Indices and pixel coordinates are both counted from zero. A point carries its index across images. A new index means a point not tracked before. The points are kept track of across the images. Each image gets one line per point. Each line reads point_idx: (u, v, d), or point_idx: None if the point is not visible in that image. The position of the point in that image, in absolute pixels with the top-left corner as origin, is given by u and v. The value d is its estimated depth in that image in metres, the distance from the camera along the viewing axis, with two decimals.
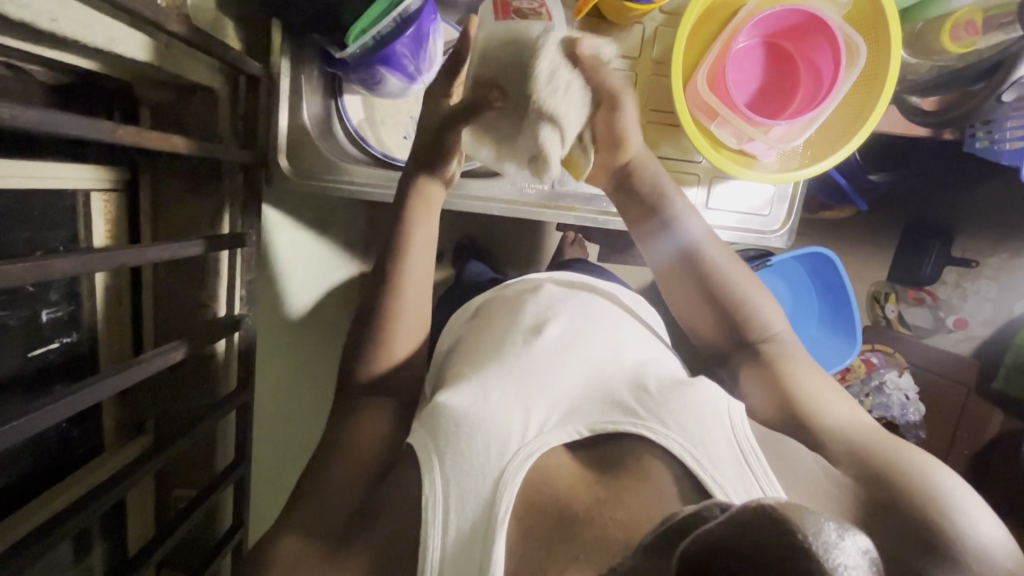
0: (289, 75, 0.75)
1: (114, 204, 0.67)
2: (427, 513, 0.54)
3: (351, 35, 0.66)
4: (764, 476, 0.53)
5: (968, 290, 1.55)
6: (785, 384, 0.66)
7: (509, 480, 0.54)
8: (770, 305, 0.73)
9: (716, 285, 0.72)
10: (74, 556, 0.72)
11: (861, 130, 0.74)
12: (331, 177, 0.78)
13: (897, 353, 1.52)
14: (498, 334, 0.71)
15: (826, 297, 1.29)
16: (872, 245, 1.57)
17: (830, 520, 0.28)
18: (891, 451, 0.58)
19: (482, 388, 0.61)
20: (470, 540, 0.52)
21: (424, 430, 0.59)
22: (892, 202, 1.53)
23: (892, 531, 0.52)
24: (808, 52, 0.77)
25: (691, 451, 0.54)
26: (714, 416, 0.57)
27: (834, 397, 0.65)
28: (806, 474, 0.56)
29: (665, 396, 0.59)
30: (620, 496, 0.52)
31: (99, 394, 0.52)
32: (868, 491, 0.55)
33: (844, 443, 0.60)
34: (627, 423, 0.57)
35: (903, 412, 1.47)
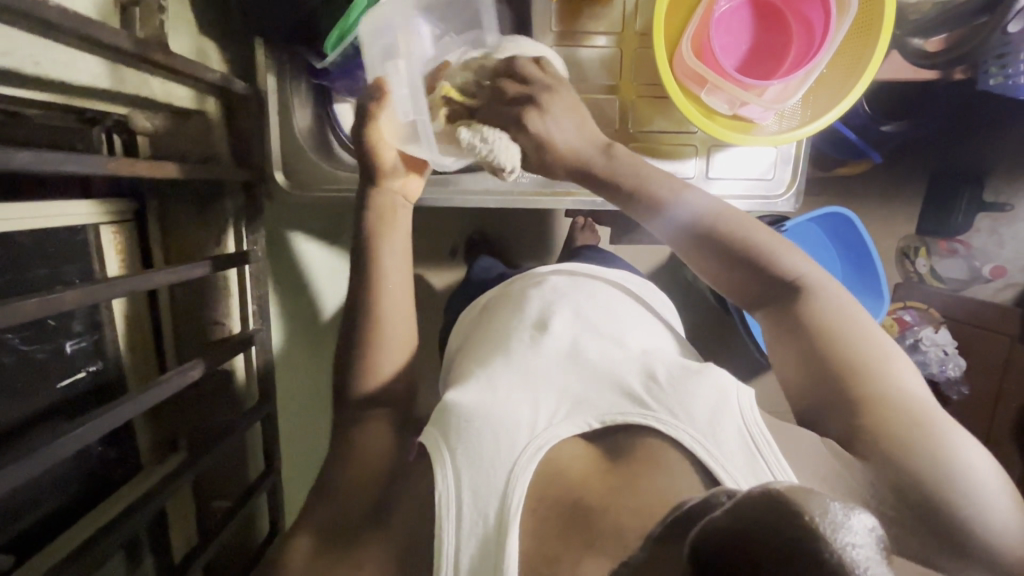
0: (276, 89, 0.75)
1: (124, 235, 0.70)
2: (441, 508, 0.55)
3: (328, 43, 0.67)
4: (776, 462, 0.52)
5: (1005, 234, 1.49)
6: (817, 350, 0.60)
7: (518, 475, 0.54)
8: (795, 256, 0.66)
9: (731, 245, 0.66)
10: (128, 566, 0.76)
11: (859, 82, 0.71)
12: (325, 187, 0.79)
13: (931, 309, 1.47)
14: (503, 331, 0.72)
15: (848, 257, 1.24)
16: (896, 200, 1.51)
17: (835, 502, 0.29)
18: (926, 429, 0.54)
19: (488, 386, 0.62)
20: (484, 541, 0.53)
21: (434, 429, 0.61)
22: (914, 152, 1.47)
23: (918, 514, 0.50)
24: (798, 6, 0.74)
25: (702, 440, 0.54)
26: (724, 402, 0.57)
27: (867, 356, 0.58)
28: (815, 453, 0.55)
29: (674, 385, 0.59)
30: (634, 484, 0.52)
31: (123, 415, 0.54)
32: (893, 472, 0.52)
33: (881, 413, 0.55)
34: (637, 415, 0.58)
35: (941, 368, 1.42)
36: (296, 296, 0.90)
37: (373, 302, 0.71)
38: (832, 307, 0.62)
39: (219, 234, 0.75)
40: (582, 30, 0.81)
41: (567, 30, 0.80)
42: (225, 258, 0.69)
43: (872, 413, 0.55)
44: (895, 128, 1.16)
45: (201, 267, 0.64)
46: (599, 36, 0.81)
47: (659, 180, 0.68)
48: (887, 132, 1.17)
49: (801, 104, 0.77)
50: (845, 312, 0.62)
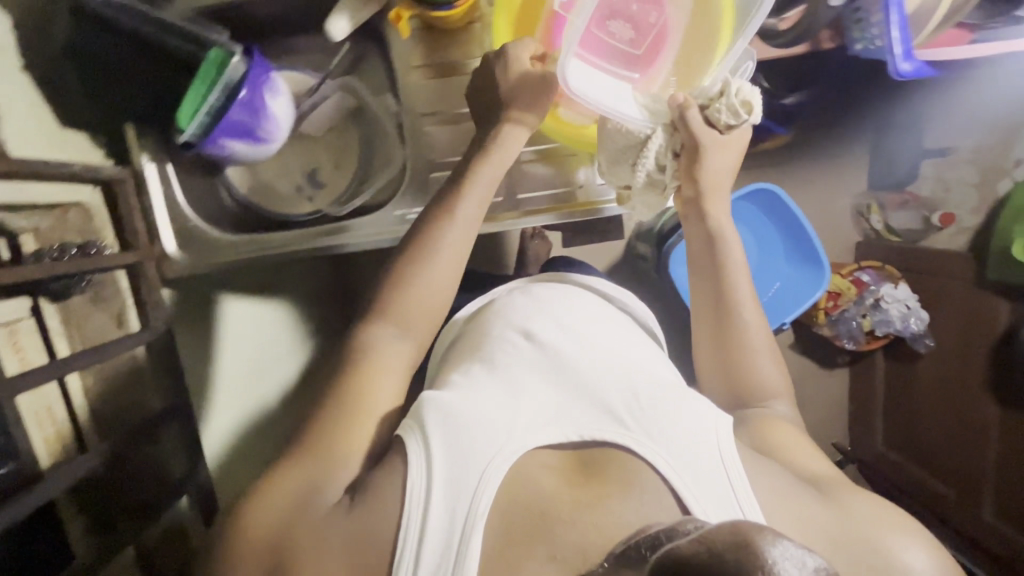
0: (155, 165, 0.76)
1: (21, 333, 0.70)
2: (409, 500, 0.56)
3: (183, 119, 0.66)
4: (746, 502, 0.56)
5: (951, 180, 1.47)
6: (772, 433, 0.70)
7: (494, 477, 0.56)
8: (771, 367, 0.77)
9: (732, 310, 0.77)
10: None
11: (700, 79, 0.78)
12: (220, 253, 0.78)
13: (888, 266, 1.46)
14: (486, 339, 0.74)
15: (786, 232, 1.23)
16: (838, 161, 1.49)
17: (790, 541, 0.37)
18: (857, 496, 0.62)
19: (472, 392, 0.64)
20: (445, 548, 0.54)
21: (413, 421, 0.62)
22: (847, 112, 1.46)
23: (858, 554, 0.56)
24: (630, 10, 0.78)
25: (676, 467, 0.57)
26: (705, 433, 0.60)
27: (815, 459, 0.69)
28: (778, 484, 0.60)
29: (655, 408, 0.62)
30: (605, 501, 0.55)
31: (51, 491, 0.63)
32: (836, 517, 0.58)
33: (815, 480, 0.64)
34: (615, 433, 0.60)
35: (905, 324, 1.40)
36: (247, 360, 0.92)
37: None
38: (788, 426, 0.72)
39: (119, 316, 0.77)
40: (456, 56, 0.80)
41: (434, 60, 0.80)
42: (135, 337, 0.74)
43: (840, 489, 0.63)
44: (795, 100, 1.15)
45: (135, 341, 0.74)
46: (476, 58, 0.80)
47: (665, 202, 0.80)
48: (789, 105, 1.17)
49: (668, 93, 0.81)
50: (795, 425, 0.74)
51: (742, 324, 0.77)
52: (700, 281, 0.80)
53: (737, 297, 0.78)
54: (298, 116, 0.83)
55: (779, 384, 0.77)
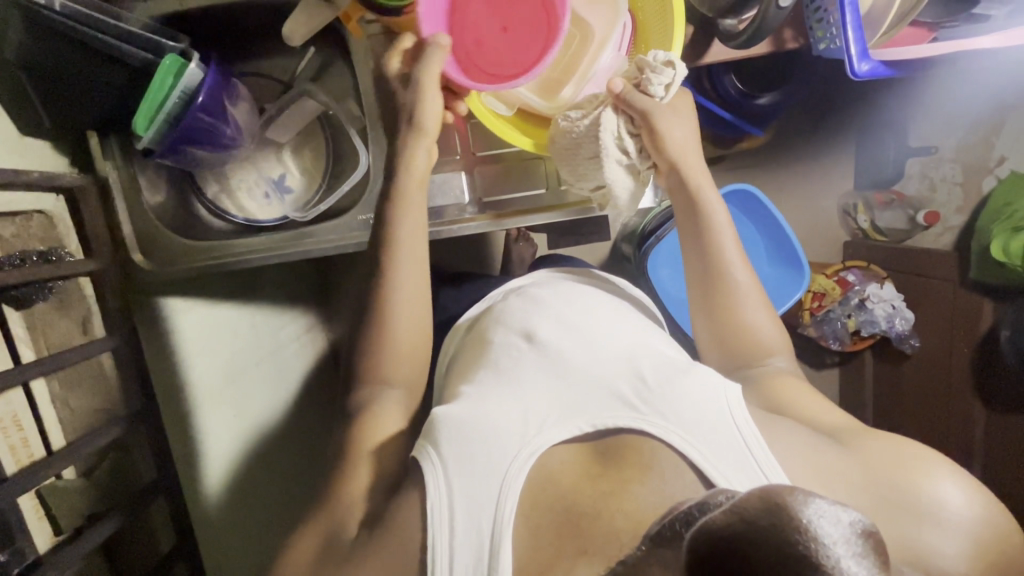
0: (118, 172, 0.77)
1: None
2: (432, 516, 0.56)
3: (139, 125, 0.66)
4: (768, 464, 0.56)
5: (936, 178, 1.46)
6: (782, 397, 0.67)
7: (513, 477, 0.57)
8: (766, 326, 0.75)
9: (720, 273, 0.75)
10: None
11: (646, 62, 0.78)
12: (193, 260, 0.79)
13: (874, 265, 1.45)
14: (490, 346, 0.74)
15: (765, 233, 1.22)
16: (821, 162, 1.49)
17: (822, 495, 0.29)
18: (870, 437, 0.61)
19: (477, 400, 0.65)
20: (477, 553, 0.55)
21: (425, 440, 0.62)
22: (827, 113, 1.46)
23: (882, 501, 0.56)
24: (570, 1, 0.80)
25: (691, 440, 0.57)
26: (714, 404, 0.60)
27: (823, 403, 0.67)
28: (796, 440, 0.60)
29: (663, 388, 0.62)
30: (626, 486, 0.56)
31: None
32: (857, 471, 0.57)
33: (828, 429, 0.63)
34: (629, 417, 0.61)
35: (889, 323, 1.40)
36: (248, 368, 0.89)
37: None
38: (794, 384, 0.69)
39: (86, 324, 0.78)
40: None
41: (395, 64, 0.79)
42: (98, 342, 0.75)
43: (856, 433, 0.62)
44: (769, 100, 1.15)
45: (91, 348, 0.73)
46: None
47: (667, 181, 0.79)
48: (761, 105, 1.16)
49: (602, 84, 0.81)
50: (794, 374, 0.72)
51: (731, 286, 0.75)
52: (687, 250, 0.78)
53: (727, 261, 0.75)
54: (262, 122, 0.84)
55: (776, 332, 0.75)
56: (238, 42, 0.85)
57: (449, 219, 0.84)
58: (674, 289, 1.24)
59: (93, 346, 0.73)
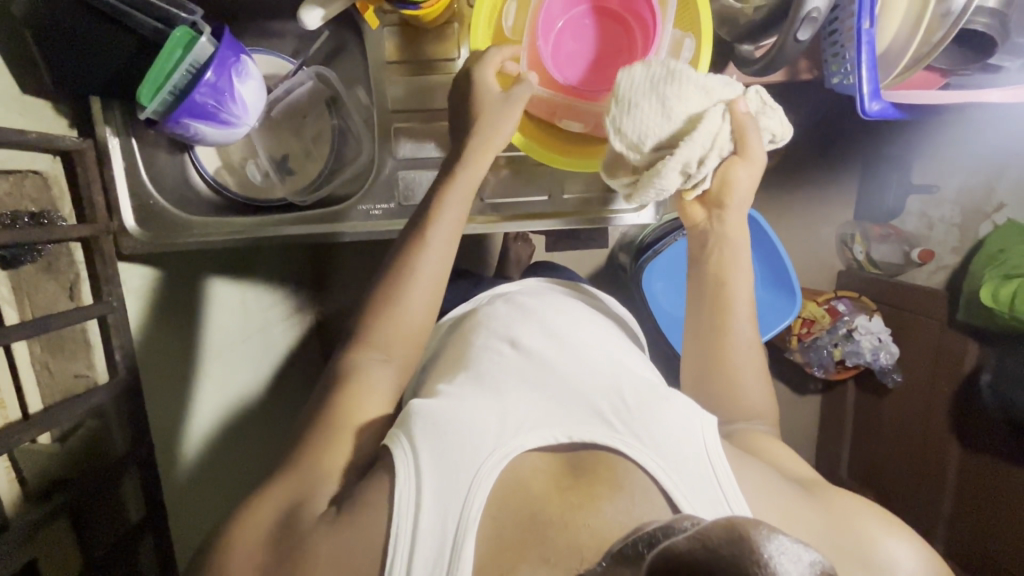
0: (120, 139, 0.76)
1: None
2: (397, 507, 0.56)
3: (144, 95, 0.65)
4: (733, 495, 0.57)
5: (933, 217, 1.47)
6: (759, 444, 0.69)
7: (482, 481, 0.56)
8: (756, 385, 0.75)
9: (725, 318, 0.75)
10: None
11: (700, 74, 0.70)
12: (184, 237, 0.78)
13: (864, 297, 1.46)
14: (472, 350, 0.76)
15: (762, 257, 1.23)
16: (822, 192, 1.50)
17: (786, 535, 0.33)
18: (837, 493, 0.64)
19: (456, 397, 0.65)
20: (439, 550, 0.54)
21: (399, 430, 0.62)
22: (833, 143, 1.46)
23: (847, 554, 0.58)
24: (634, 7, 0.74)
25: (662, 464, 0.57)
26: (689, 432, 0.60)
27: (796, 460, 0.70)
28: (770, 483, 0.61)
29: (642, 408, 0.62)
30: (595, 503, 0.55)
31: None
32: (825, 521, 0.59)
33: (798, 478, 0.66)
34: (604, 434, 0.60)
35: (875, 356, 1.41)
36: (238, 343, 0.97)
37: None
38: (772, 441, 0.71)
39: (75, 289, 0.76)
40: (433, 57, 0.78)
41: (409, 58, 0.78)
42: (83, 310, 0.73)
43: (823, 486, 0.65)
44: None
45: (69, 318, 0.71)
46: (459, 59, 0.79)
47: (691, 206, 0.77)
48: None
49: None
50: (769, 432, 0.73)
51: (735, 332, 0.75)
52: (692, 290, 0.77)
53: (734, 304, 0.75)
54: (274, 100, 0.84)
55: (764, 395, 0.75)
56: (252, 18, 0.84)
57: None
58: (666, 304, 1.25)
59: (69, 316, 0.71)
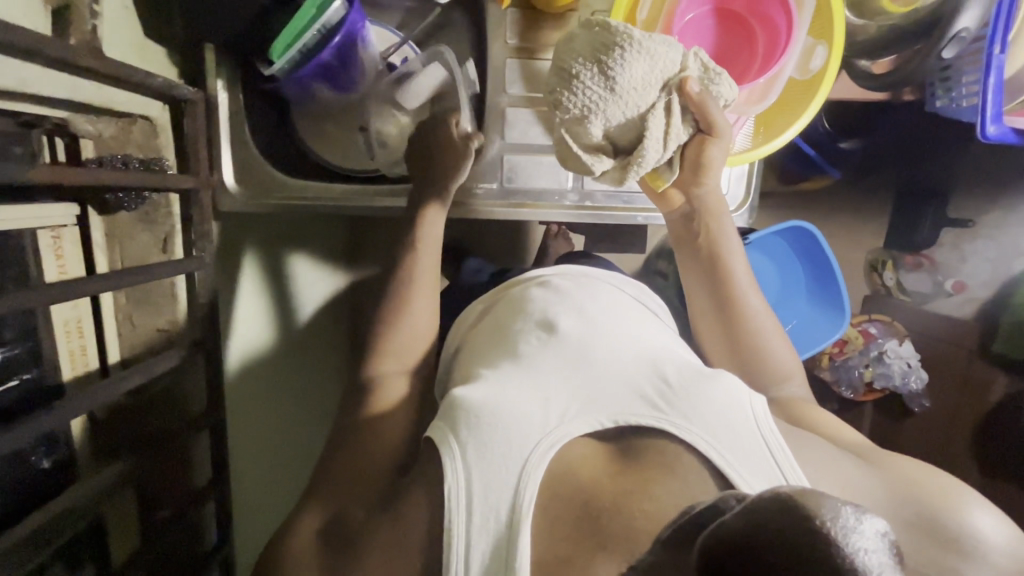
0: (227, 96, 0.74)
1: (67, 240, 0.68)
2: (450, 500, 0.55)
3: (275, 52, 0.66)
4: (789, 469, 0.56)
5: (967, 250, 1.44)
6: (801, 416, 0.68)
7: (532, 468, 0.56)
8: (784, 351, 0.75)
9: (733, 297, 0.75)
10: None
11: (817, 93, 0.68)
12: (282, 195, 0.78)
13: (896, 323, 1.43)
14: (508, 333, 0.73)
15: (814, 270, 1.25)
16: (863, 216, 1.44)
17: (848, 503, 0.30)
18: (890, 460, 0.62)
19: (497, 384, 0.63)
20: (496, 536, 0.53)
21: (442, 422, 0.61)
22: (880, 165, 1.42)
23: (916, 522, 0.54)
24: (760, 9, 0.69)
25: (714, 444, 0.57)
26: (737, 410, 0.60)
27: (841, 428, 0.68)
28: (820, 456, 0.60)
29: (686, 391, 0.62)
30: (650, 486, 0.54)
31: (57, 422, 0.55)
32: (886, 490, 0.57)
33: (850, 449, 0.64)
34: (652, 419, 0.60)
35: (904, 380, 1.41)
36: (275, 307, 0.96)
37: None
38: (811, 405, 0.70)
39: (166, 241, 0.74)
40: (547, 42, 0.78)
41: (524, 42, 0.78)
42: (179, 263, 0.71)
43: (874, 453, 0.63)
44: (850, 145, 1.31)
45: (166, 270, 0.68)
46: None
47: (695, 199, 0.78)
48: None
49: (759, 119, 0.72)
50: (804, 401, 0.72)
51: (749, 310, 0.75)
52: (700, 279, 0.76)
53: (741, 284, 0.76)
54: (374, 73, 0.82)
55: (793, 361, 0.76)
56: None
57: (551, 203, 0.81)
58: None
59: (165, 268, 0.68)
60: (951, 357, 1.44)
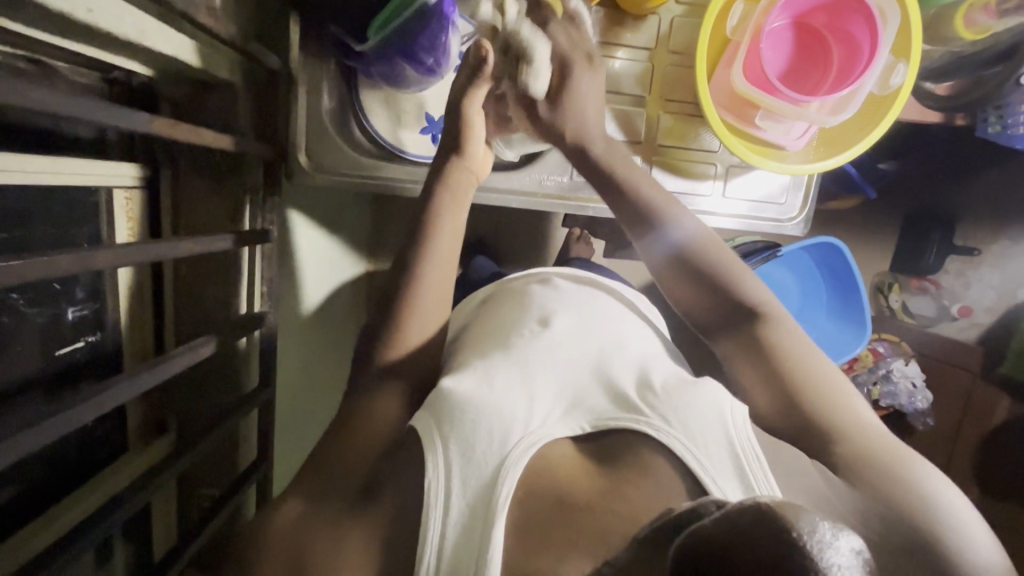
0: (308, 71, 0.74)
1: (135, 202, 0.67)
2: (429, 494, 0.54)
3: (373, 26, 0.66)
4: (764, 478, 0.53)
5: (971, 277, 1.49)
6: (783, 373, 0.63)
7: (510, 467, 0.54)
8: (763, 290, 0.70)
9: (722, 286, 0.69)
10: (97, 561, 0.70)
11: (888, 113, 0.71)
12: (348, 171, 0.78)
13: (903, 343, 1.47)
14: (504, 324, 0.72)
15: (834, 286, 1.29)
16: (876, 237, 1.49)
17: (823, 519, 0.29)
18: (893, 462, 0.57)
19: (484, 376, 0.61)
20: (470, 527, 0.52)
21: (427, 412, 0.59)
22: (895, 190, 1.46)
23: (898, 542, 0.51)
24: (840, 25, 0.72)
25: (692, 450, 0.55)
26: (715, 413, 0.58)
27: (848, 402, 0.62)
28: (805, 476, 0.56)
29: (669, 393, 0.60)
30: (623, 489, 0.53)
31: (136, 390, 0.51)
32: (871, 505, 0.53)
33: (853, 444, 0.58)
34: (629, 420, 0.59)
35: (911, 400, 1.43)
36: (319, 279, 0.96)
37: (397, 293, 0.66)
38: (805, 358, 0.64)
39: (235, 210, 0.71)
40: (626, 41, 0.80)
41: (603, 40, 0.80)
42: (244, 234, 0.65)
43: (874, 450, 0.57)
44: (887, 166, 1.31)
45: (222, 241, 0.60)
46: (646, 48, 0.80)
47: (654, 192, 0.72)
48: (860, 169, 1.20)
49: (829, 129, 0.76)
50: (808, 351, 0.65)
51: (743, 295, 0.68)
52: (684, 281, 0.70)
53: (738, 275, 0.69)
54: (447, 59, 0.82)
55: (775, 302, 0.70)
56: None
57: None
58: None
59: (223, 237, 0.61)
60: (954, 379, 1.48)
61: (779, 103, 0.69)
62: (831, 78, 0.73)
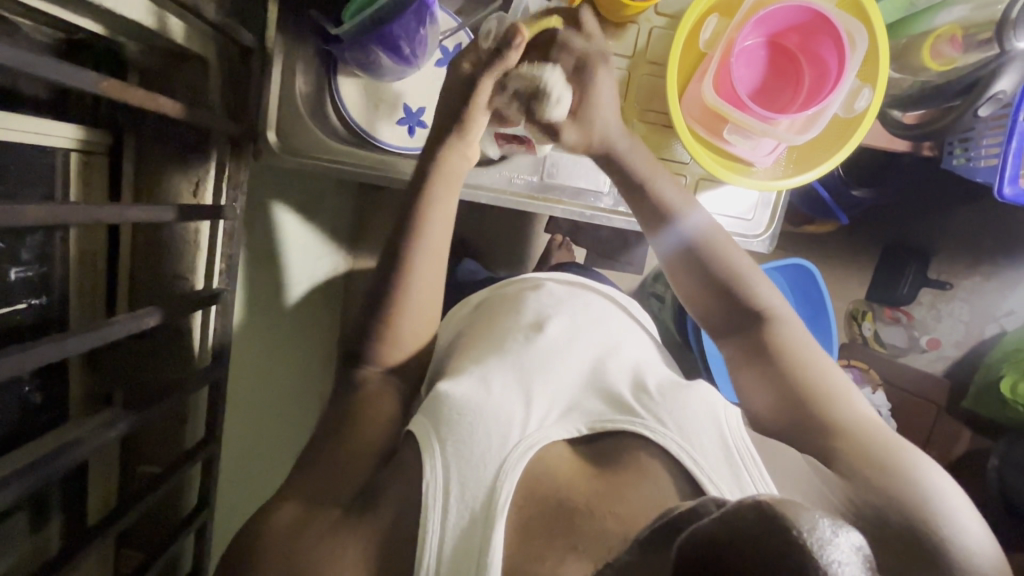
0: (284, 53, 0.76)
1: (94, 167, 0.66)
2: (427, 497, 0.54)
3: (348, 11, 0.69)
4: (760, 477, 0.53)
5: (942, 310, 1.50)
6: (786, 380, 0.65)
7: (508, 470, 0.55)
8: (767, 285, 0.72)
9: (725, 276, 0.72)
10: (30, 524, 0.69)
11: (853, 136, 0.72)
12: (318, 154, 0.78)
13: (873, 371, 1.47)
14: (500, 326, 0.73)
15: (805, 309, 1.29)
16: (852, 265, 1.50)
17: (823, 516, 0.29)
18: (883, 451, 0.57)
19: (481, 380, 0.62)
20: (471, 525, 0.52)
21: (424, 418, 0.59)
22: (873, 219, 1.47)
23: (879, 534, 0.51)
24: (811, 47, 0.73)
25: (689, 451, 0.55)
26: (710, 415, 0.58)
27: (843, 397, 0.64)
28: (801, 476, 0.56)
29: (664, 395, 0.61)
30: (620, 490, 0.54)
31: (65, 351, 0.50)
32: (859, 493, 0.54)
33: (846, 442, 0.59)
34: (626, 423, 0.59)
35: None
36: (293, 260, 0.95)
37: None
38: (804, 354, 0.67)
39: (198, 185, 0.70)
40: (603, 46, 0.81)
41: None
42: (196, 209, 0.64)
43: (863, 438, 0.59)
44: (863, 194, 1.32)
45: (169, 211, 0.60)
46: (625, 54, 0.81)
47: (670, 189, 0.73)
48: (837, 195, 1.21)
49: (794, 149, 0.77)
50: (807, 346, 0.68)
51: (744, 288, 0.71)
52: (688, 268, 0.73)
53: (738, 270, 0.72)
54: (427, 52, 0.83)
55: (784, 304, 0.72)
56: None
57: (585, 205, 0.84)
58: None
59: (170, 207, 0.60)
60: (919, 410, 1.49)
61: (747, 118, 0.69)
62: (799, 99, 0.75)
